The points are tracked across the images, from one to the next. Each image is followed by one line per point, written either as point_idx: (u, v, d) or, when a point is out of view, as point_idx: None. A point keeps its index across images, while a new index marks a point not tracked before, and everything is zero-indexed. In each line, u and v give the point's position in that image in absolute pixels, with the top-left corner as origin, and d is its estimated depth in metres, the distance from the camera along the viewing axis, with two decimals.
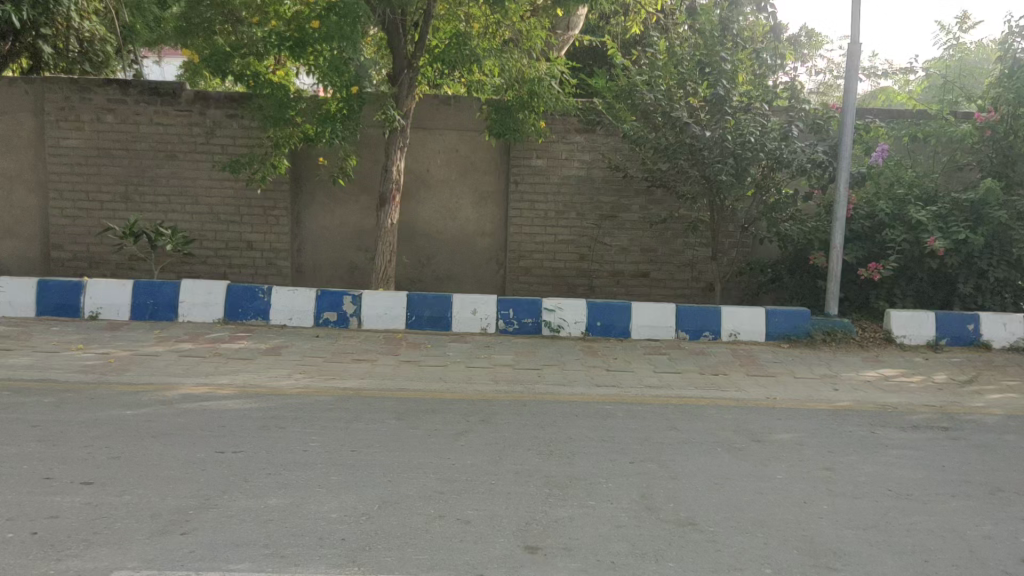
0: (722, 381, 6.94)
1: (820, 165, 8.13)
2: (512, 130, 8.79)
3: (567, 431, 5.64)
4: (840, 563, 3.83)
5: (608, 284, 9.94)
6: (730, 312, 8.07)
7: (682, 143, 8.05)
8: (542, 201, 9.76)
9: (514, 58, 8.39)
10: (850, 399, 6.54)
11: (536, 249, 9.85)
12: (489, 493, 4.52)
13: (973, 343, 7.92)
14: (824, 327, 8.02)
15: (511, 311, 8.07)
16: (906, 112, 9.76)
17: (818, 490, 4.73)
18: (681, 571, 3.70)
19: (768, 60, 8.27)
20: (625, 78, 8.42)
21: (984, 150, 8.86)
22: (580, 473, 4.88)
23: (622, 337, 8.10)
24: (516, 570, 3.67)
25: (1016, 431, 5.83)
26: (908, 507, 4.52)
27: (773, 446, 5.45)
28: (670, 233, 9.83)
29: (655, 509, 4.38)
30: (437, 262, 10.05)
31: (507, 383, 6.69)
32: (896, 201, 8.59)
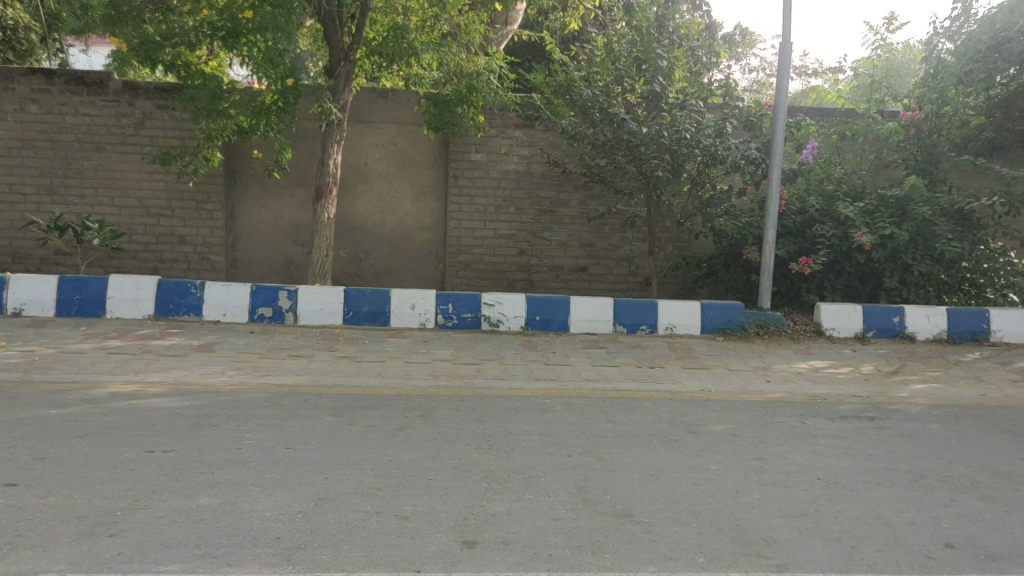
0: (659, 374, 7.04)
1: (755, 162, 8.33)
2: (450, 124, 8.86)
3: (505, 425, 5.66)
4: (772, 550, 3.92)
5: (546, 278, 9.99)
6: (667, 306, 8.18)
7: (619, 139, 8.14)
8: (481, 196, 9.75)
9: (452, 52, 8.35)
10: (781, 390, 6.69)
11: (475, 244, 9.84)
12: (427, 489, 4.51)
13: (898, 335, 8.18)
14: (756, 321, 8.20)
15: (450, 306, 8.04)
16: (836, 111, 10.03)
17: (750, 480, 4.83)
18: (618, 562, 3.74)
19: (702, 58, 8.42)
20: (563, 73, 8.46)
21: (910, 148, 9.15)
22: (518, 467, 4.90)
23: (561, 331, 8.14)
24: (453, 566, 3.66)
25: (938, 420, 6.04)
26: (836, 495, 4.65)
27: (707, 438, 5.55)
28: (608, 229, 9.91)
29: (592, 502, 4.42)
30: (375, 257, 9.97)
31: (446, 378, 6.67)
32: (826, 198, 8.89)
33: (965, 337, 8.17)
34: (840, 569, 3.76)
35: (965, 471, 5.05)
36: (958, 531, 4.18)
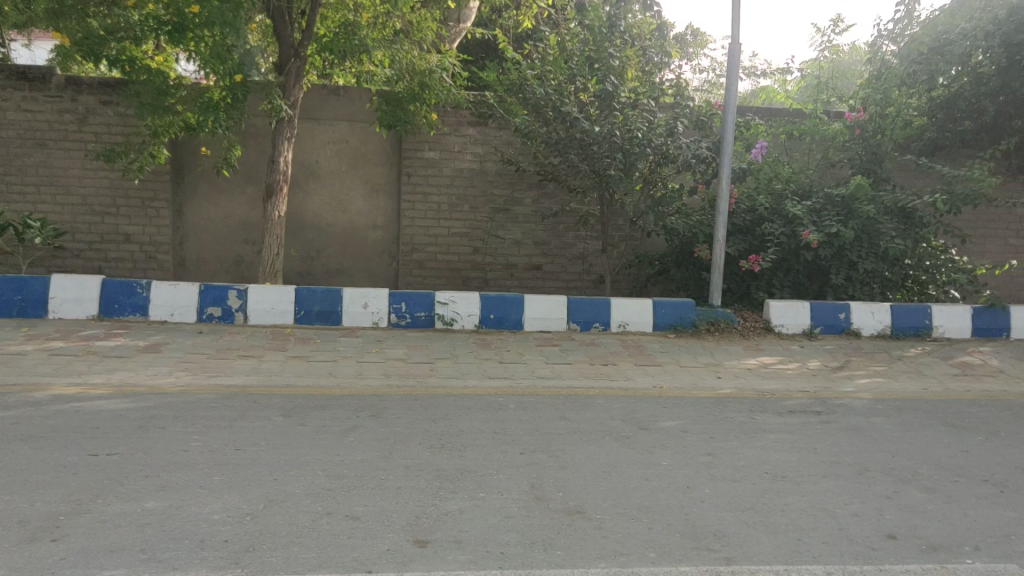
0: (612, 371, 7.09)
1: (705, 161, 8.43)
2: (403, 122, 8.75)
3: (458, 424, 5.65)
4: (721, 544, 3.98)
5: (501, 277, 10.00)
6: (619, 304, 8.25)
7: (572, 138, 8.17)
8: (435, 193, 9.73)
9: (405, 50, 8.30)
10: (731, 386, 6.79)
11: (429, 242, 9.81)
12: (378, 488, 4.49)
13: (844, 331, 8.35)
14: (707, 318, 8.30)
15: (403, 305, 8.01)
16: (784, 111, 10.20)
17: (700, 475, 4.89)
18: (570, 559, 3.77)
19: (654, 57, 8.55)
20: (515, 71, 8.45)
21: (855, 147, 9.25)
22: (471, 465, 4.90)
23: (514, 329, 8.16)
24: (405, 565, 3.65)
25: (882, 414, 6.19)
26: (783, 488, 4.73)
27: (658, 434, 5.60)
28: (562, 227, 9.95)
29: (545, 499, 4.44)
30: (328, 255, 9.88)
31: (399, 377, 6.64)
32: (775, 196, 9.03)
33: (909, 333, 8.37)
34: (787, 561, 3.83)
35: (908, 463, 5.18)
36: (901, 522, 4.28)
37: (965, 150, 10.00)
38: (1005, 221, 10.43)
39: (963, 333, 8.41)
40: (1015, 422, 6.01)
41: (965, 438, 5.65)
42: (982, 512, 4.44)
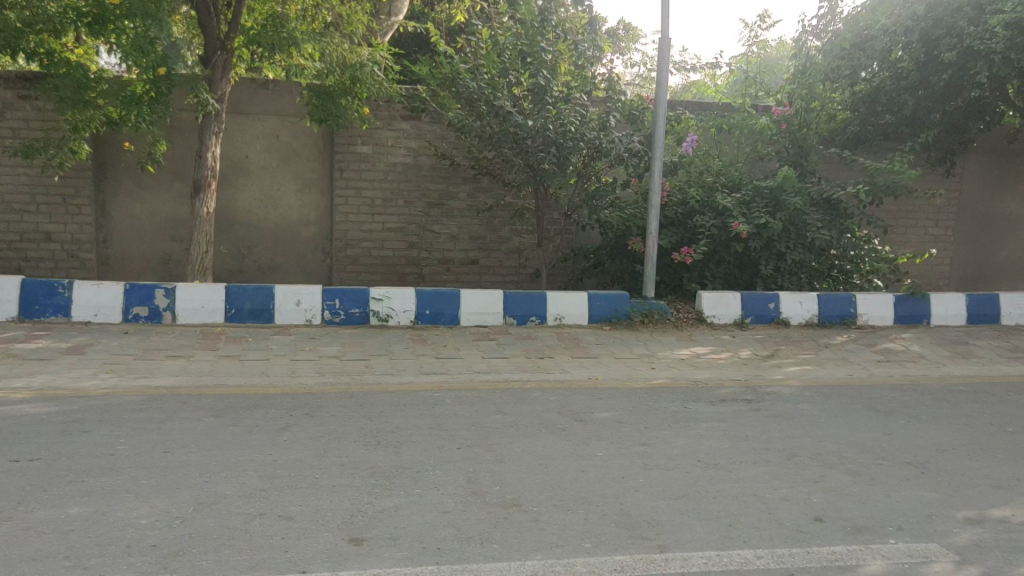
0: (548, 364, 7.13)
1: (637, 154, 8.58)
2: (334, 116, 8.63)
3: (394, 421, 5.61)
4: (655, 532, 4.03)
5: (437, 272, 9.96)
6: (555, 297, 8.29)
7: (505, 132, 8.18)
8: (369, 188, 9.63)
9: (334, 43, 8.23)
10: (665, 377, 6.90)
11: (363, 238, 9.71)
12: (313, 487, 4.43)
13: (774, 320, 8.55)
14: (641, 310, 8.41)
15: (337, 301, 7.92)
16: (714, 105, 10.39)
17: (635, 465, 4.95)
18: (506, 552, 3.78)
19: (587, 51, 8.57)
20: (447, 65, 8.38)
21: (783, 141, 9.56)
22: (407, 462, 4.87)
23: (450, 324, 8.13)
24: (340, 564, 3.61)
25: (810, 400, 6.35)
26: (715, 475, 4.82)
27: (594, 426, 5.66)
28: (498, 221, 9.98)
29: (481, 493, 4.44)
30: (259, 252, 9.69)
31: (334, 374, 6.57)
32: (705, 189, 9.19)
33: (835, 321, 8.61)
34: (718, 546, 3.90)
35: (834, 448, 5.33)
36: (828, 505, 4.41)
37: (886, 143, 10.31)
38: (924, 211, 10.80)
39: (886, 321, 8.69)
40: (935, 405, 6.24)
41: (888, 422, 5.84)
42: (904, 493, 4.59)
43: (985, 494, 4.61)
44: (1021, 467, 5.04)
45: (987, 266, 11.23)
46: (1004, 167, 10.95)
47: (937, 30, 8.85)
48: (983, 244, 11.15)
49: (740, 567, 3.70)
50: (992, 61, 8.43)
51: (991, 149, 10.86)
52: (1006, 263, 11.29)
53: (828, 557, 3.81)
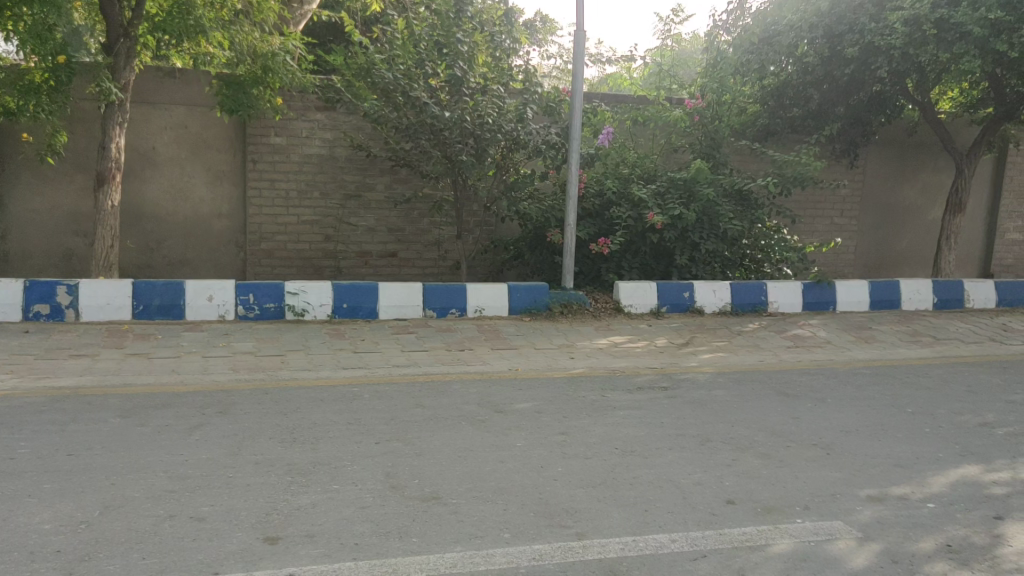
0: (468, 356, 7.12)
1: (554, 146, 8.68)
2: (246, 106, 8.46)
3: (311, 416, 5.53)
4: (572, 520, 4.08)
5: (355, 264, 9.85)
6: (474, 289, 8.30)
7: (422, 123, 8.13)
8: (283, 179, 9.45)
9: (245, 32, 8.06)
10: (584, 366, 6.98)
11: (278, 231, 9.53)
12: (226, 487, 4.33)
13: (689, 309, 8.75)
14: (561, 300, 8.49)
15: (251, 296, 7.74)
16: (630, 98, 10.52)
17: (553, 454, 5.00)
18: (425, 545, 3.77)
19: (503, 42, 8.53)
20: (362, 56, 8.25)
21: (696, 133, 9.76)
22: (324, 458, 4.80)
23: (369, 317, 8.04)
24: (254, 564, 3.54)
25: (723, 386, 6.52)
26: (632, 462, 4.90)
27: (513, 416, 5.68)
28: (416, 213, 9.93)
29: (400, 487, 4.42)
30: (169, 247, 9.39)
31: (248, 371, 6.43)
32: (622, 180, 9.33)
33: (747, 309, 8.86)
34: (634, 532, 3.97)
35: (745, 432, 5.48)
36: (739, 488, 4.53)
37: (794, 135, 10.69)
38: (830, 202, 11.20)
39: (795, 308, 8.98)
40: (840, 388, 6.48)
41: (797, 406, 6.04)
42: (811, 474, 4.76)
43: (887, 472, 4.81)
44: (919, 445, 5.28)
45: (888, 253, 11.69)
46: (903, 159, 11.42)
47: (840, 26, 9.11)
48: (885, 232, 11.61)
49: (656, 551, 3.78)
50: (892, 57, 8.75)
51: (891, 142, 11.32)
52: (907, 251, 11.76)
53: (739, 537, 3.93)
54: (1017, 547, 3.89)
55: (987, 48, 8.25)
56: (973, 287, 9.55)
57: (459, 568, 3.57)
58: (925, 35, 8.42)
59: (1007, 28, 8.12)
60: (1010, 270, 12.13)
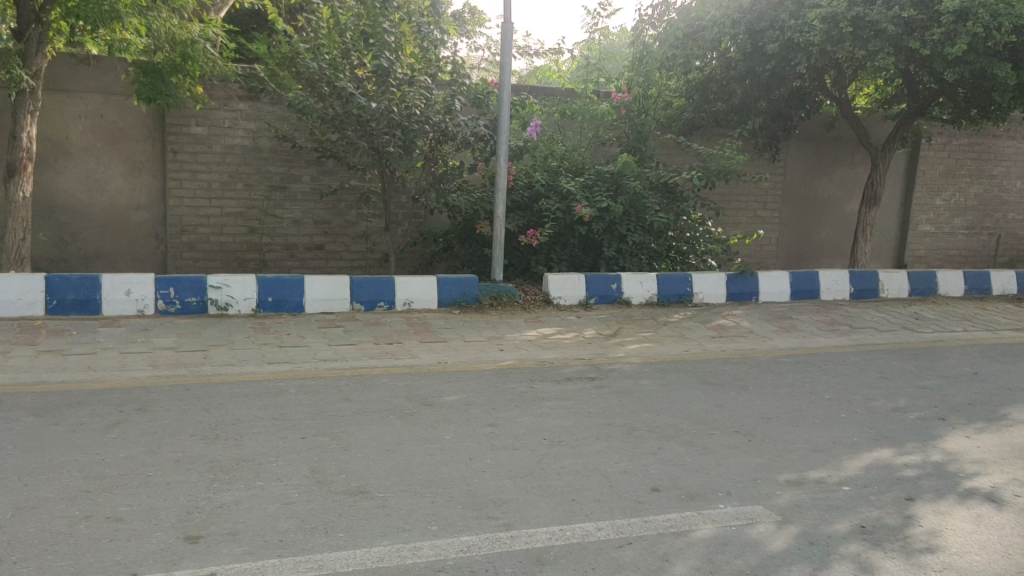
0: (396, 349, 7.07)
1: (483, 138, 8.66)
2: (163, 94, 8.30)
3: (235, 412, 5.41)
4: (500, 511, 4.09)
5: (280, 257, 9.71)
6: (403, 282, 8.24)
7: (348, 114, 7.99)
8: (205, 170, 9.23)
9: (162, 18, 7.63)
10: (513, 357, 7.00)
11: (200, 223, 9.30)
12: (145, 486, 4.20)
13: (617, 300, 8.86)
14: (490, 293, 8.50)
15: (171, 290, 7.53)
16: (557, 91, 10.58)
17: (481, 446, 5.00)
18: (352, 540, 3.73)
19: (431, 33, 8.48)
20: (287, 45, 8.13)
21: (623, 126, 9.84)
22: (248, 455, 4.70)
23: (295, 311, 7.91)
24: (175, 564, 3.46)
25: (649, 376, 6.63)
26: (560, 452, 4.94)
27: (442, 409, 5.66)
28: (343, 205, 9.84)
29: (327, 482, 4.36)
30: (85, 239, 9.07)
31: (168, 367, 6.26)
32: (550, 173, 9.36)
33: (672, 300, 9.02)
34: (561, 521, 4.00)
35: (670, 421, 5.57)
36: (663, 475, 4.61)
37: (718, 129, 10.90)
38: (753, 195, 11.46)
39: (719, 298, 9.18)
40: (761, 376, 6.65)
41: (720, 394, 6.18)
42: (733, 461, 4.87)
43: (805, 457, 4.95)
44: (836, 430, 5.45)
45: (808, 244, 12.02)
46: (822, 153, 11.76)
47: (761, 23, 9.32)
48: (805, 224, 11.94)
49: (583, 539, 3.81)
50: (811, 53, 9.00)
51: (810, 136, 11.64)
52: (826, 242, 12.12)
53: (663, 524, 3.99)
54: (927, 526, 4.04)
55: (900, 46, 8.57)
56: (888, 277, 9.89)
57: (386, 561, 3.54)
58: (842, 32, 8.68)
59: (918, 26, 8.44)
60: (922, 260, 12.62)
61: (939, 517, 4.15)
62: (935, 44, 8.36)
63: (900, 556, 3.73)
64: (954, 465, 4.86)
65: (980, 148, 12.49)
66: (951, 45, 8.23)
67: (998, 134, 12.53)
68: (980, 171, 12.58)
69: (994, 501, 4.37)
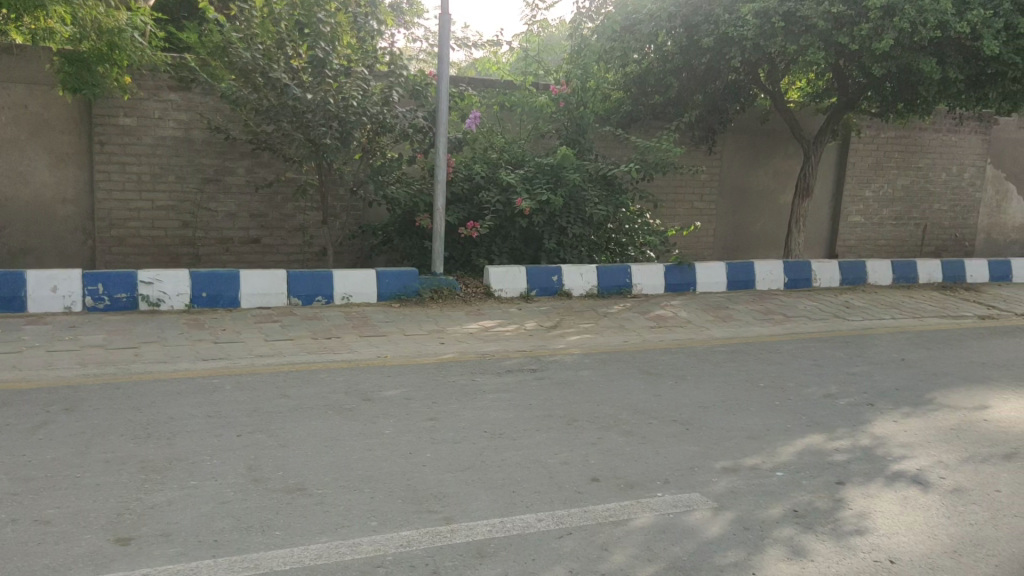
0: (335, 344, 6.98)
1: (421, 130, 8.59)
2: (89, 84, 8.02)
3: (167, 410, 5.29)
4: (440, 505, 4.07)
5: (215, 251, 9.52)
6: (341, 275, 8.16)
7: (283, 105, 7.87)
8: (134, 163, 8.98)
9: (88, 6, 7.48)
10: (453, 350, 6.98)
11: (131, 217, 9.07)
12: (73, 487, 4.08)
13: (557, 292, 8.91)
14: (431, 286, 8.46)
15: (100, 286, 7.33)
16: (497, 83, 10.56)
17: (422, 440, 4.97)
18: (289, 538, 3.67)
19: (367, 24, 8.36)
20: (218, 34, 7.90)
21: (561, 119, 9.92)
22: (181, 453, 4.60)
23: (230, 306, 7.76)
24: (105, 567, 3.36)
25: (589, 367, 6.67)
26: (500, 444, 4.94)
27: (382, 403, 5.62)
28: (280, 198, 9.68)
29: (263, 480, 4.29)
30: (9, 235, 8.74)
31: (98, 365, 6.08)
32: (490, 165, 9.34)
33: (613, 292, 9.10)
34: (502, 513, 4.00)
35: (610, 411, 5.62)
36: (603, 465, 4.65)
37: (656, 121, 11.01)
38: (691, 186, 11.62)
39: (658, 289, 9.30)
40: (699, 365, 6.75)
41: (658, 383, 6.25)
42: (671, 449, 4.94)
43: (741, 444, 5.04)
44: (770, 417, 5.56)
45: (744, 235, 12.24)
46: (757, 145, 11.98)
47: (697, 17, 9.44)
48: (741, 216, 12.15)
49: (523, 531, 3.82)
50: (745, 47, 9.14)
51: (745, 129, 11.85)
52: (761, 233, 12.35)
53: (603, 514, 4.02)
54: (856, 509, 4.15)
55: (830, 41, 8.78)
56: (821, 267, 10.13)
57: (325, 559, 3.50)
58: (774, 27, 8.87)
59: (848, 22, 8.67)
60: (853, 250, 12.95)
61: (868, 500, 4.27)
62: (863, 39, 8.57)
63: (831, 539, 3.83)
64: (882, 449, 5.00)
65: (907, 140, 12.85)
66: (878, 40, 8.44)
67: (924, 127, 12.92)
68: (908, 163, 12.95)
69: (920, 483, 4.51)
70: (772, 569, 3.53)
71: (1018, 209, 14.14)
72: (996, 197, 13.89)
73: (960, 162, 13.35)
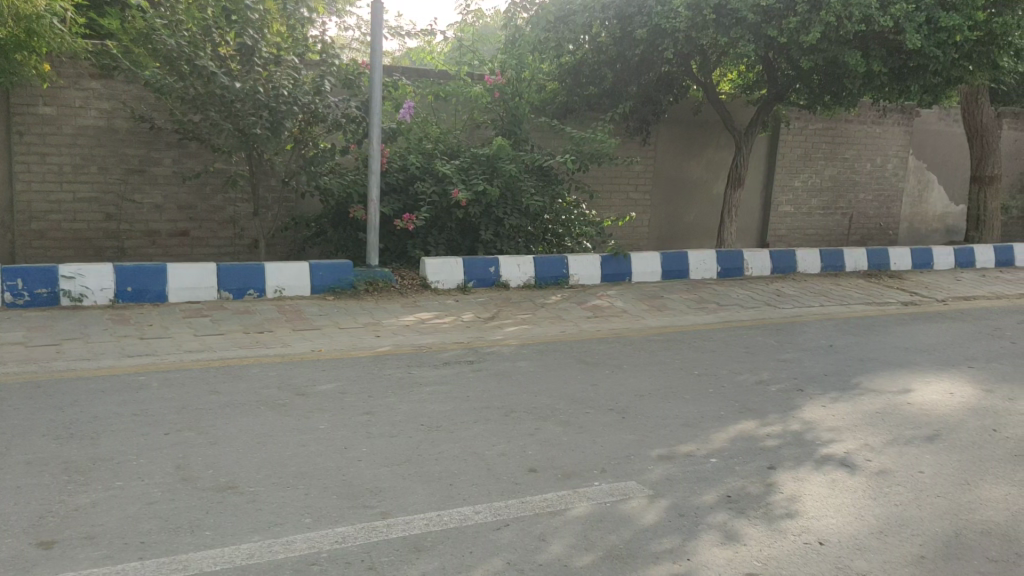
0: (268, 338, 6.84)
1: (354, 120, 8.45)
2: (7, 72, 7.63)
3: (92, 410, 5.09)
4: (376, 499, 4.02)
5: (142, 244, 9.24)
6: (273, 268, 7.99)
7: (211, 94, 7.67)
8: (54, 153, 8.66)
9: None
10: (390, 343, 6.90)
11: (51, 209, 8.73)
12: None
13: (494, 284, 8.89)
14: (365, 278, 8.35)
15: (19, 282, 7.04)
16: (431, 73, 10.47)
17: (357, 435, 4.90)
18: (219, 538, 3.57)
19: (297, 11, 8.20)
20: (141, 20, 7.63)
21: (496, 110, 9.89)
22: (106, 453, 4.44)
23: (157, 301, 7.54)
24: (26, 572, 3.23)
25: (527, 357, 6.67)
26: (437, 438, 4.90)
27: (315, 398, 5.51)
28: (209, 189, 9.44)
29: (193, 479, 4.18)
30: None
31: (17, 363, 5.83)
32: (425, 155, 9.27)
33: (550, 282, 9.12)
34: (439, 507, 3.97)
35: (547, 401, 5.62)
36: (541, 456, 4.65)
37: (591, 112, 11.05)
38: (626, 177, 11.72)
39: (594, 280, 9.35)
40: (635, 354, 6.81)
41: (595, 373, 6.29)
42: (608, 438, 4.96)
43: (676, 432, 5.10)
44: (704, 405, 5.63)
45: (678, 226, 12.40)
46: (690, 137, 12.14)
47: (630, 8, 9.53)
48: (675, 206, 12.29)
49: (460, 523, 3.79)
50: (677, 39, 9.24)
51: (679, 120, 11.99)
52: (695, 223, 12.52)
53: (540, 504, 4.02)
54: (787, 493, 4.24)
55: (760, 34, 8.94)
56: (752, 256, 10.32)
57: (257, 558, 3.42)
58: (705, 19, 8.99)
59: (776, 14, 8.83)
60: (784, 239, 13.23)
61: (799, 484, 4.35)
62: (791, 32, 8.77)
63: (763, 522, 3.90)
64: (811, 434, 5.11)
65: (834, 132, 13.17)
66: (806, 32, 8.64)
67: (849, 119, 13.27)
68: (834, 154, 13.28)
69: (848, 466, 4.62)
70: (707, 554, 3.58)
71: (938, 199, 14.65)
72: (917, 187, 14.34)
73: (883, 153, 13.74)
